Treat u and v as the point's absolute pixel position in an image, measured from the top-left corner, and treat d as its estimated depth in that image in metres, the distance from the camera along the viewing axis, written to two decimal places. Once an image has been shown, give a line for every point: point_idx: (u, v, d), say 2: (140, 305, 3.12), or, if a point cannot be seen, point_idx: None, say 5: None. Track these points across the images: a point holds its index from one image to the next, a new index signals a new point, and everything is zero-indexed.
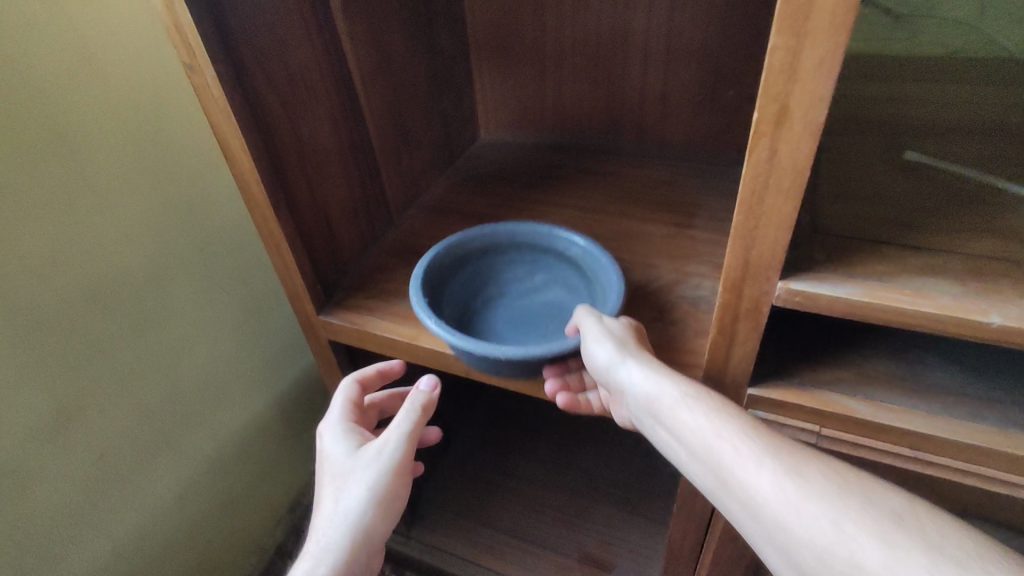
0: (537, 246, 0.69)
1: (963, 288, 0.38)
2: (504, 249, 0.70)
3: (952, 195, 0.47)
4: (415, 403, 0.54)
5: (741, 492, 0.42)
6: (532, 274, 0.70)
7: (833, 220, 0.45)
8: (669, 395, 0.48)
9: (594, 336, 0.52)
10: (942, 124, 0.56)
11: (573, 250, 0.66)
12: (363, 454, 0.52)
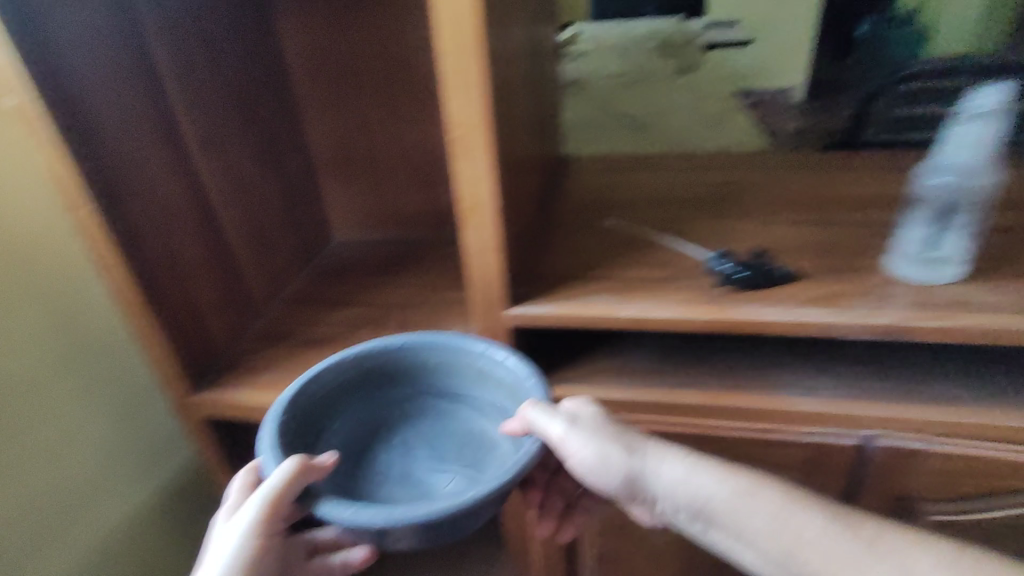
0: (415, 360, 0.61)
1: (612, 298, 0.62)
2: (380, 369, 0.61)
3: (625, 243, 0.72)
4: (274, 485, 0.48)
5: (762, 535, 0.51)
6: (427, 395, 0.63)
7: (549, 266, 0.69)
8: (677, 473, 0.53)
9: (553, 437, 0.53)
10: (634, 197, 0.83)
11: (474, 367, 0.60)
12: (238, 520, 0.51)
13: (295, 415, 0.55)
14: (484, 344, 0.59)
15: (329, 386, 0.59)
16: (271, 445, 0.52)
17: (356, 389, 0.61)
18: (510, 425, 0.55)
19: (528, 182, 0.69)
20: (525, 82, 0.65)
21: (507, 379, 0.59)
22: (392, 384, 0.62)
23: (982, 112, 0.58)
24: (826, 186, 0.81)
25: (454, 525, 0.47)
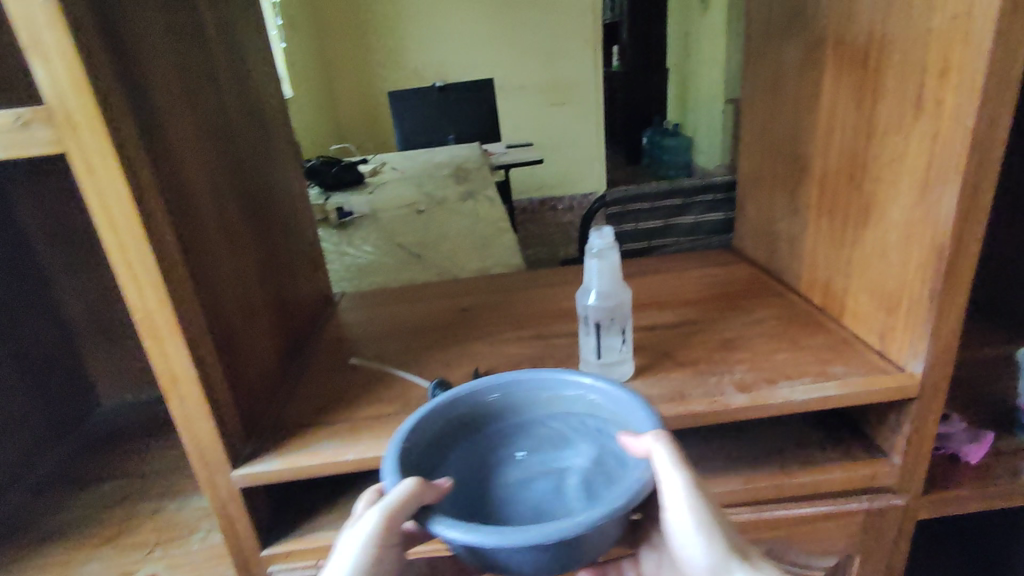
0: (562, 400, 0.58)
1: (338, 442, 0.65)
2: (517, 407, 0.59)
3: (366, 383, 0.76)
4: (392, 499, 0.45)
5: None
6: (525, 439, 0.57)
7: (286, 418, 0.70)
8: None
9: (670, 477, 0.47)
10: (386, 334, 0.89)
11: (604, 402, 0.56)
12: (347, 538, 0.49)
13: (413, 444, 0.52)
14: (591, 378, 0.57)
15: (485, 411, 0.58)
16: (391, 469, 0.49)
17: (499, 421, 0.58)
18: (627, 441, 0.49)
19: (257, 338, 0.72)
20: (240, 247, 0.70)
21: (623, 408, 0.54)
22: (469, 433, 0.58)
23: (602, 252, 0.65)
24: (552, 301, 0.94)
25: (586, 546, 0.43)
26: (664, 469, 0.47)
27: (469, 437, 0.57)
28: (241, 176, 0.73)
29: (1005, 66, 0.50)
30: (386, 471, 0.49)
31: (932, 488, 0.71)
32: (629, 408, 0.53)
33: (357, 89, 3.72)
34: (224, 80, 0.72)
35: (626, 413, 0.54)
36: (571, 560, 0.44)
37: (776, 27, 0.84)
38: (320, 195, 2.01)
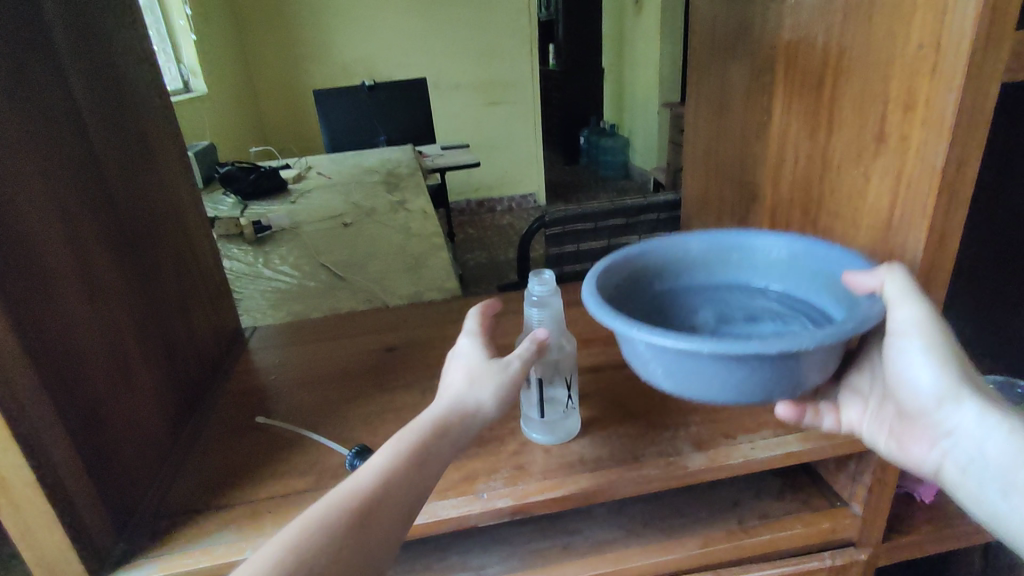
0: (746, 260, 0.64)
1: (236, 533, 0.54)
2: (716, 262, 0.65)
3: (273, 448, 0.65)
4: (530, 343, 0.53)
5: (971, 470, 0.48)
6: (739, 274, 0.64)
7: (173, 501, 0.59)
8: (965, 417, 0.48)
9: (901, 308, 0.47)
10: (300, 380, 0.78)
11: (801, 247, 0.60)
12: (489, 366, 0.52)
13: (657, 269, 0.63)
14: (768, 235, 0.62)
15: (692, 255, 0.64)
16: (592, 292, 0.53)
17: (698, 275, 0.65)
18: (846, 275, 0.52)
19: (137, 403, 0.59)
20: (113, 295, 0.58)
21: (824, 258, 0.57)
22: (689, 271, 0.64)
23: (544, 299, 0.57)
24: (491, 336, 0.85)
25: (796, 364, 0.47)
26: (889, 298, 0.48)
27: (620, 294, 0.59)
28: (113, 207, 0.60)
29: (976, 106, 0.45)
30: (588, 300, 0.53)
31: (891, 535, 0.68)
32: (820, 251, 0.57)
33: (283, 84, 3.50)
34: (82, 91, 0.58)
35: (817, 257, 0.58)
36: (774, 391, 0.50)
37: (723, 43, 0.78)
38: (238, 205, 1.84)
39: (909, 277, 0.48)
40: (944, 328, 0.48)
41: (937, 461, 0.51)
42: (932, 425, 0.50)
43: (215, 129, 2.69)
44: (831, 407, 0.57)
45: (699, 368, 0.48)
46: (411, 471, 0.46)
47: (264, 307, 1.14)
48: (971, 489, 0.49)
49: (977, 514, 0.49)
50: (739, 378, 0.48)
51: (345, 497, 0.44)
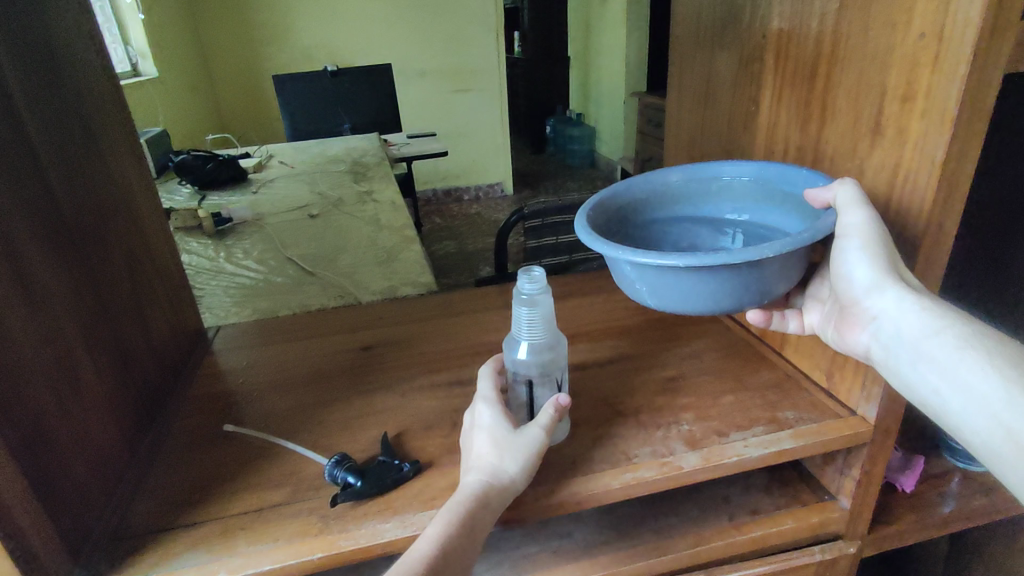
0: (728, 188, 0.64)
1: (205, 555, 0.50)
2: (701, 189, 0.65)
3: (243, 459, 0.61)
4: (551, 412, 0.55)
5: (898, 356, 0.49)
6: (714, 204, 0.64)
7: (134, 522, 0.54)
8: (891, 303, 0.48)
9: (851, 211, 0.50)
10: (269, 384, 0.74)
11: (776, 171, 0.60)
12: (513, 440, 0.53)
13: (644, 195, 0.63)
14: (744, 164, 0.62)
15: (675, 186, 0.64)
16: (584, 225, 0.55)
17: (681, 203, 0.65)
18: (811, 191, 0.54)
19: (87, 417, 0.54)
20: (56, 299, 0.52)
21: (798, 178, 0.58)
22: (666, 204, 0.64)
23: (534, 298, 0.54)
24: (470, 333, 0.82)
25: (764, 273, 0.50)
26: (842, 200, 0.51)
27: (611, 221, 0.60)
28: (54, 201, 0.54)
29: (977, 97, 0.45)
30: (580, 229, 0.55)
31: (876, 525, 0.69)
32: (793, 174, 0.58)
33: (238, 68, 3.35)
34: (13, 71, 0.52)
35: (790, 180, 0.59)
36: (746, 299, 0.52)
37: (707, 30, 0.77)
38: (194, 196, 1.75)
39: (859, 187, 0.52)
40: (875, 225, 0.50)
41: (869, 348, 0.52)
42: (859, 313, 0.51)
43: (166, 114, 2.55)
44: (797, 312, 0.61)
45: (681, 286, 0.50)
46: (463, 537, 0.47)
47: (227, 304, 1.08)
48: (895, 370, 0.49)
49: (899, 392, 0.49)
50: (718, 287, 0.50)
51: (412, 568, 0.45)
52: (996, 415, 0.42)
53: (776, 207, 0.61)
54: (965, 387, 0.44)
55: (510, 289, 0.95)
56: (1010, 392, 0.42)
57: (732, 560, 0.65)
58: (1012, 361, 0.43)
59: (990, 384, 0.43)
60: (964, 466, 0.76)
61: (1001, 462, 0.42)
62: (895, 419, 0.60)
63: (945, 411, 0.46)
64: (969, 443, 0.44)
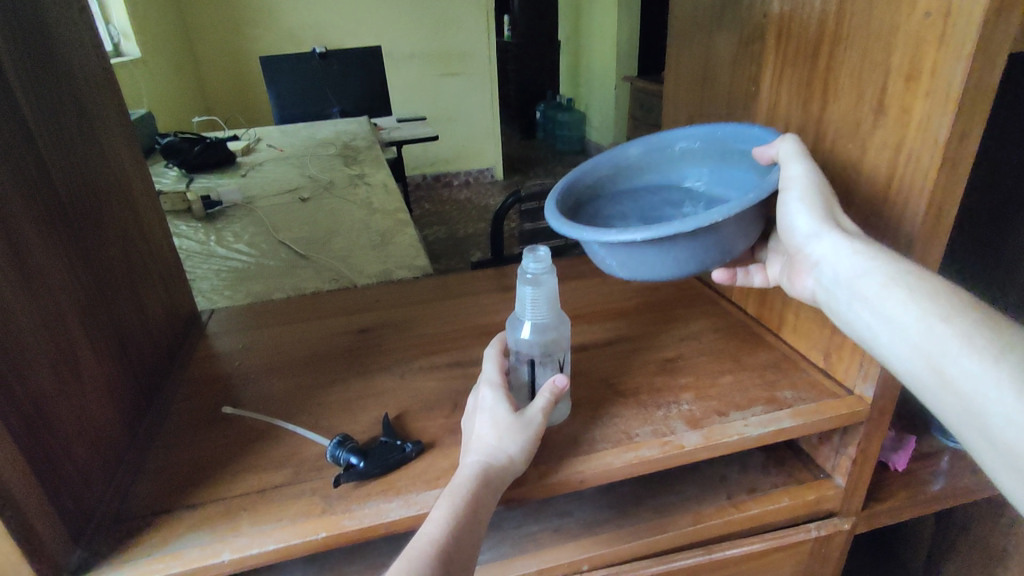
0: (689, 153, 0.71)
1: (210, 534, 0.50)
2: (660, 159, 0.72)
3: (243, 441, 0.60)
4: (548, 397, 0.55)
5: (839, 298, 0.51)
6: (677, 169, 0.71)
7: (135, 503, 0.53)
8: (822, 246, 0.52)
9: (791, 167, 0.55)
10: (265, 366, 0.73)
11: (731, 130, 0.66)
12: (515, 423, 0.53)
13: (610, 172, 0.70)
14: (699, 130, 0.69)
15: (635, 160, 0.71)
16: (552, 212, 0.61)
17: (644, 173, 0.72)
18: (758, 149, 0.60)
19: (86, 398, 0.53)
20: (52, 278, 0.51)
21: (752, 134, 0.64)
22: (633, 175, 0.72)
23: (538, 278, 0.55)
24: (469, 315, 0.82)
25: (721, 235, 0.55)
26: (784, 159, 0.56)
27: (581, 206, 0.67)
28: (48, 178, 0.53)
29: (983, 75, 0.45)
30: (549, 214, 0.61)
31: (869, 502, 0.70)
32: (743, 132, 0.65)
33: (224, 50, 3.29)
34: (3, 44, 0.50)
35: (741, 137, 0.66)
36: (708, 261, 0.57)
37: (708, 10, 0.76)
38: (181, 179, 1.72)
39: (799, 145, 0.56)
40: (814, 180, 0.54)
41: (819, 294, 0.54)
42: (804, 260, 0.54)
43: (150, 96, 2.50)
44: (760, 267, 0.65)
45: (647, 256, 0.56)
46: (470, 519, 0.46)
47: (220, 288, 1.07)
48: (837, 312, 0.52)
49: (845, 332, 0.52)
50: (679, 254, 0.55)
51: (423, 552, 0.43)
52: (915, 343, 0.44)
53: (735, 163, 0.67)
54: (890, 320, 0.46)
55: (507, 271, 0.94)
56: (927, 320, 0.43)
57: (730, 537, 0.66)
58: (931, 292, 0.44)
59: (909, 315, 0.45)
60: (955, 445, 0.77)
61: (926, 389, 0.44)
62: (891, 398, 0.61)
63: (878, 346, 0.48)
64: (901, 375, 0.46)
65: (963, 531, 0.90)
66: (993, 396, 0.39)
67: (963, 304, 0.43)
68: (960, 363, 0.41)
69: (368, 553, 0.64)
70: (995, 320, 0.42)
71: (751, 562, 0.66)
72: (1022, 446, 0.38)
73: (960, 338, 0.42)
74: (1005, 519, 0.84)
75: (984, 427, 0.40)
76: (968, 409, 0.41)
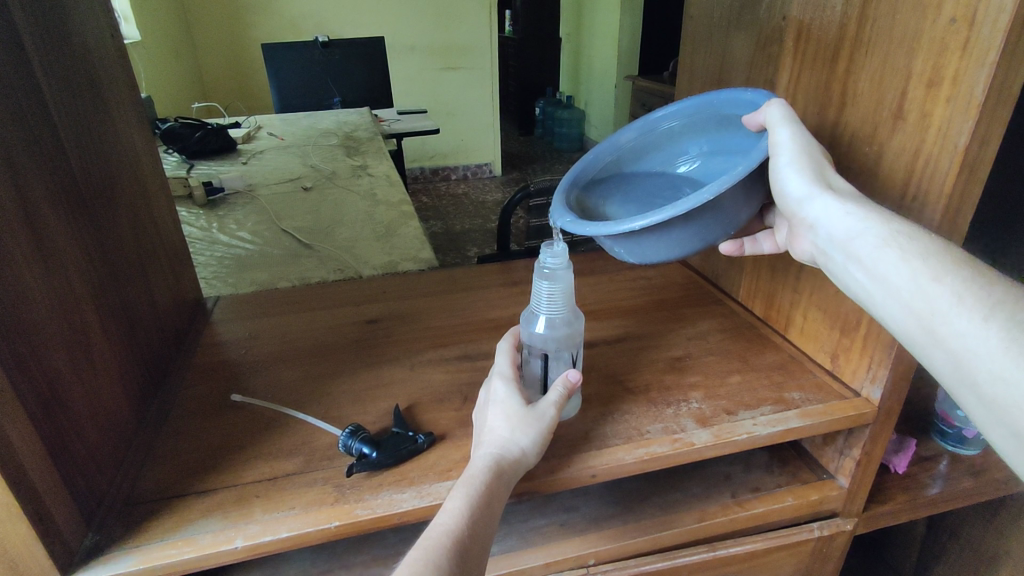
0: (685, 127, 0.71)
1: (224, 520, 0.50)
2: (659, 138, 0.73)
3: (253, 428, 0.60)
4: (557, 394, 0.55)
5: (834, 258, 0.52)
6: (679, 146, 0.73)
7: (147, 489, 0.53)
8: (815, 210, 0.52)
9: (780, 132, 0.54)
10: (271, 355, 0.73)
11: (723, 97, 0.66)
12: (526, 417, 0.53)
13: (610, 164, 0.72)
14: (690, 103, 0.70)
15: (632, 145, 0.73)
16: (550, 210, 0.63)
17: (646, 155, 0.74)
18: (746, 116, 0.60)
19: (96, 378, 0.53)
20: (65, 257, 0.50)
21: (743, 99, 0.63)
22: (635, 160, 0.74)
23: (555, 272, 0.55)
24: (477, 309, 0.82)
25: (721, 210, 0.55)
26: (772, 124, 0.55)
27: (591, 202, 0.69)
28: (64, 157, 0.53)
29: (1004, 85, 0.46)
30: (553, 213, 0.63)
31: (870, 504, 0.71)
32: (733, 96, 0.65)
33: (223, 36, 3.25)
34: (24, 20, 0.50)
35: (733, 101, 0.65)
36: (710, 237, 0.58)
37: (725, 11, 0.77)
38: (181, 166, 1.71)
39: (786, 109, 0.56)
40: (802, 143, 0.53)
41: (815, 253, 0.55)
42: (798, 222, 0.54)
43: (149, 80, 2.47)
44: (768, 233, 0.65)
45: (652, 243, 0.57)
46: (484, 510, 0.47)
47: (223, 275, 1.06)
48: (833, 270, 0.53)
49: (843, 290, 0.53)
50: (681, 236, 0.56)
51: (440, 541, 0.43)
52: (908, 304, 0.45)
53: (734, 128, 0.67)
54: (883, 280, 0.47)
55: (513, 267, 0.94)
56: (920, 281, 0.45)
57: (734, 535, 0.66)
58: (922, 252, 0.45)
59: (901, 276, 0.46)
60: (953, 449, 0.78)
61: (918, 347, 0.46)
62: (898, 402, 0.62)
63: (873, 305, 0.49)
64: (894, 332, 0.48)
65: (954, 535, 0.92)
66: (984, 354, 0.41)
67: (953, 262, 0.44)
68: (952, 323, 0.43)
69: (374, 543, 0.64)
70: (984, 277, 0.43)
71: (753, 561, 0.67)
72: (1014, 403, 0.40)
73: (952, 298, 0.43)
74: (997, 523, 0.85)
75: (977, 384, 0.42)
76: (960, 367, 0.43)
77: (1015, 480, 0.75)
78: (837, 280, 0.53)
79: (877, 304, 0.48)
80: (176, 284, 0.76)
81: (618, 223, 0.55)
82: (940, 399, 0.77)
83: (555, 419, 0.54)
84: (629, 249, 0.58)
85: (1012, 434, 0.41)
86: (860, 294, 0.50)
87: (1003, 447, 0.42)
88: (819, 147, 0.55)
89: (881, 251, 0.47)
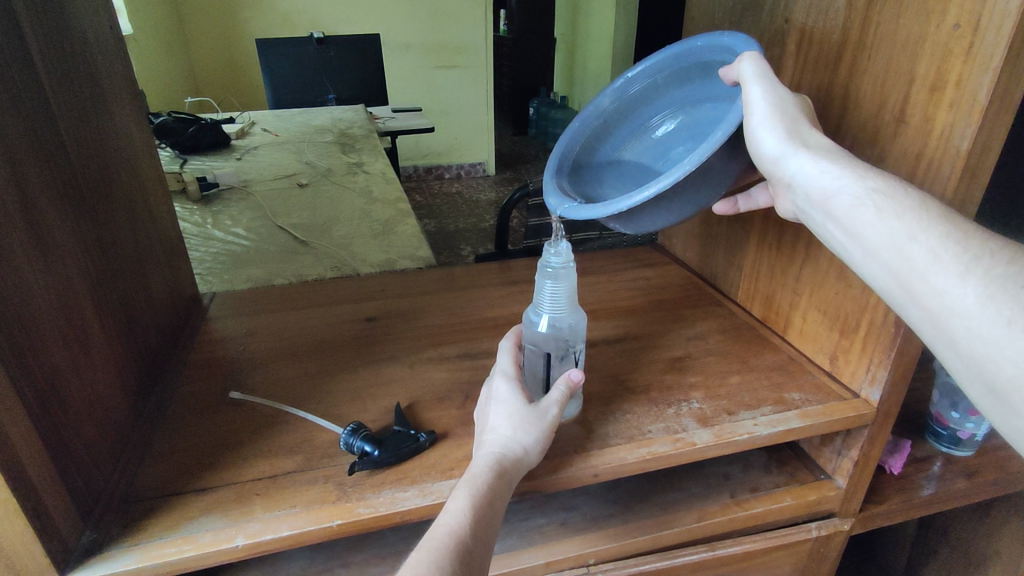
0: (667, 75, 0.70)
1: (225, 518, 0.49)
2: (643, 91, 0.72)
3: (250, 427, 0.60)
4: (558, 391, 0.55)
5: (814, 215, 0.52)
6: (664, 98, 0.72)
7: (146, 486, 0.53)
8: (793, 171, 0.52)
9: (755, 91, 0.53)
10: (267, 351, 0.72)
11: (700, 45, 0.64)
12: (525, 414, 0.53)
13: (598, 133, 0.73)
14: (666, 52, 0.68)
15: (614, 105, 0.73)
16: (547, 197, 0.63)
17: (633, 111, 0.74)
18: (723, 70, 0.59)
19: (93, 370, 0.52)
20: (63, 247, 0.50)
21: (720, 45, 0.62)
22: (622, 121, 0.74)
23: (558, 271, 0.55)
24: (476, 308, 0.82)
25: (709, 176, 0.56)
26: (746, 82, 0.54)
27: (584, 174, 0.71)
28: (63, 150, 0.52)
29: (1007, 89, 0.46)
30: (546, 197, 0.64)
31: (867, 504, 0.72)
32: (710, 40, 0.63)
33: (218, 31, 3.23)
34: (25, 15, 0.49)
35: (711, 45, 0.63)
36: (701, 202, 0.59)
37: (727, 13, 0.77)
38: (175, 161, 1.70)
39: (759, 64, 0.54)
40: (775, 99, 0.53)
41: (798, 212, 0.55)
42: (776, 181, 0.54)
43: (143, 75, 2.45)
44: (761, 187, 0.66)
45: (648, 215, 0.57)
46: (487, 509, 0.46)
47: (218, 270, 1.06)
48: (814, 229, 0.53)
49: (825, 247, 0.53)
50: (674, 206, 0.57)
51: (443, 541, 0.43)
52: (887, 262, 0.46)
53: (716, 75, 0.66)
54: (861, 238, 0.47)
55: (511, 265, 0.94)
56: (898, 239, 0.45)
57: (732, 534, 0.67)
58: (898, 208, 0.45)
59: (878, 233, 0.46)
60: (947, 450, 0.79)
61: (898, 304, 0.46)
62: (897, 403, 0.62)
63: (854, 263, 0.49)
64: (876, 289, 0.48)
65: (946, 537, 0.93)
66: (961, 311, 0.41)
67: (930, 217, 0.44)
68: (929, 281, 0.43)
69: (373, 543, 0.64)
70: (962, 231, 0.43)
71: (750, 560, 0.67)
72: (990, 360, 0.40)
73: (929, 255, 0.43)
74: (989, 524, 0.86)
75: (954, 340, 0.42)
76: (939, 325, 0.43)
77: (1007, 483, 0.75)
78: (817, 237, 0.53)
79: (857, 261, 0.49)
80: (172, 283, 0.75)
81: (608, 202, 0.56)
82: (934, 401, 0.77)
83: (557, 416, 0.54)
84: (626, 224, 0.58)
85: (991, 392, 0.41)
86: (841, 252, 0.51)
87: (983, 404, 0.43)
88: (793, 101, 0.54)
89: (862, 210, 0.47)
